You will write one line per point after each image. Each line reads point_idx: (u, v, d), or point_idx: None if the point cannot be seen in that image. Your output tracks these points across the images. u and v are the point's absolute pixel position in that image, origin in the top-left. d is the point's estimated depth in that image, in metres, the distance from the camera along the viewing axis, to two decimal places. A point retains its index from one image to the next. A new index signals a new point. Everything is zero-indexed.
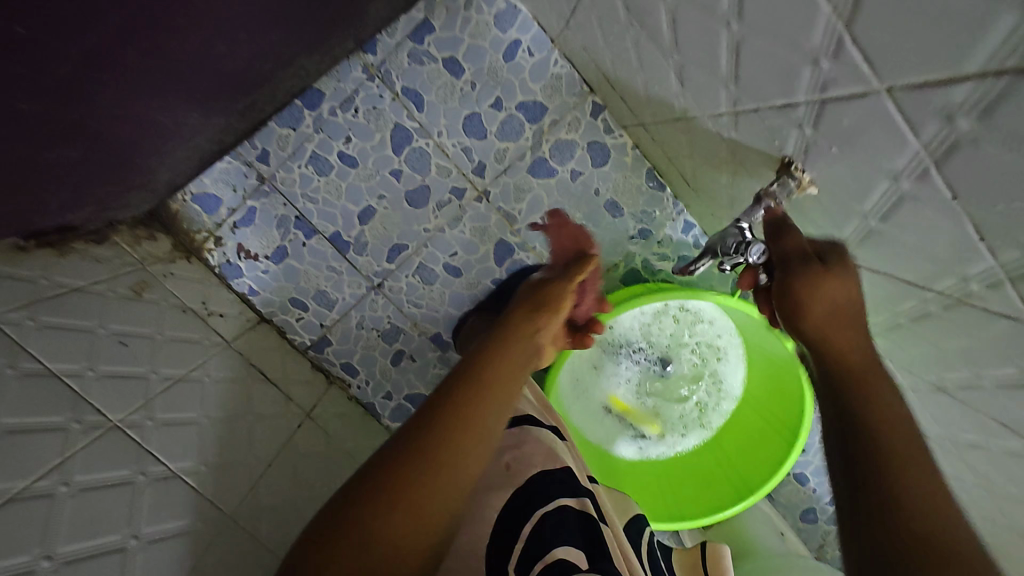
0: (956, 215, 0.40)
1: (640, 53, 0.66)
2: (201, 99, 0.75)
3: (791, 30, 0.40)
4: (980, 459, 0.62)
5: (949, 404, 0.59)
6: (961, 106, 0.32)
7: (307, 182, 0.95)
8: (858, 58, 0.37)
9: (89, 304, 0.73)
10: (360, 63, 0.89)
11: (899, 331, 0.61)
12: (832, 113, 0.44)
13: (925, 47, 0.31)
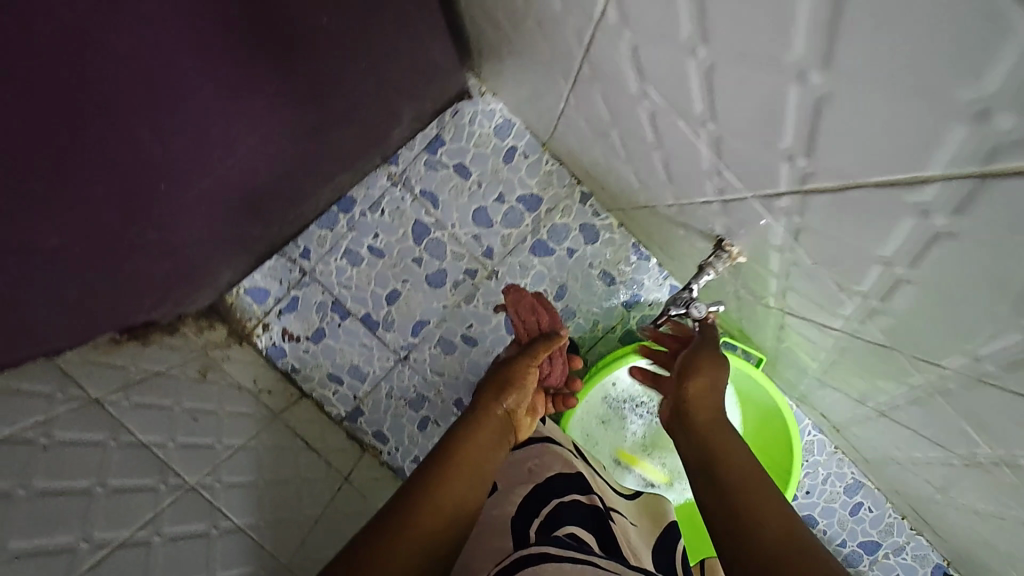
0: (819, 289, 0.50)
1: (605, 160, 0.83)
2: (260, 213, 0.93)
3: (687, 156, 0.53)
4: (939, 476, 0.70)
5: (897, 429, 0.69)
6: (785, 210, 0.46)
7: (342, 272, 1.11)
8: (733, 177, 0.49)
9: (167, 385, 0.87)
10: (385, 172, 1.09)
11: (837, 372, 0.73)
12: (733, 210, 0.54)
13: (758, 170, 0.44)
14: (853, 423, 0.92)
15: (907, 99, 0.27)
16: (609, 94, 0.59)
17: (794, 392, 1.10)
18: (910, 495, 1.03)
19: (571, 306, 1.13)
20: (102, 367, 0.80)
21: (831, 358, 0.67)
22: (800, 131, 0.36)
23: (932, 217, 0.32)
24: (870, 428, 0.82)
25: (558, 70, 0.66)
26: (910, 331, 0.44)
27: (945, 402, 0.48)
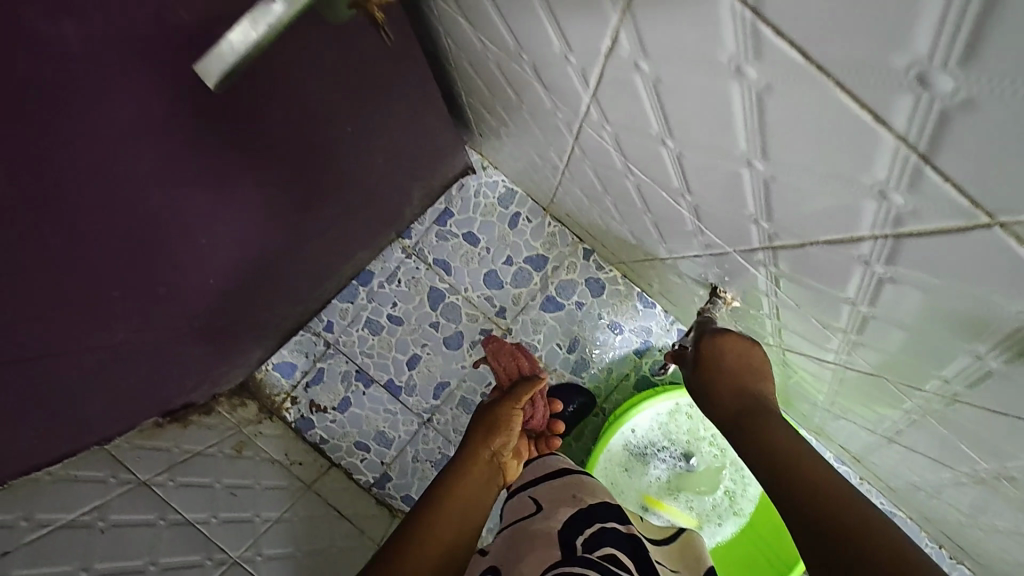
0: (803, 335, 0.53)
1: (602, 222, 0.90)
2: (286, 293, 1.00)
3: (672, 220, 0.58)
4: (957, 497, 0.72)
5: (908, 453, 0.72)
6: (756, 267, 0.49)
7: (364, 341, 1.17)
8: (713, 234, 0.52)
9: (206, 464, 0.91)
10: (400, 246, 1.17)
11: (842, 403, 0.77)
12: (720, 264, 0.58)
13: (734, 228, 0.47)
14: (869, 451, 0.94)
15: (832, 180, 0.30)
16: (593, 170, 0.65)
17: (810, 425, 1.12)
18: (941, 521, 1.02)
19: (584, 358, 1.17)
20: (148, 450, 0.85)
21: (835, 389, 0.71)
22: (756, 203, 0.39)
23: (871, 267, 0.35)
24: (885, 454, 0.85)
25: (548, 149, 0.73)
26: (889, 368, 0.48)
27: (936, 423, 0.52)
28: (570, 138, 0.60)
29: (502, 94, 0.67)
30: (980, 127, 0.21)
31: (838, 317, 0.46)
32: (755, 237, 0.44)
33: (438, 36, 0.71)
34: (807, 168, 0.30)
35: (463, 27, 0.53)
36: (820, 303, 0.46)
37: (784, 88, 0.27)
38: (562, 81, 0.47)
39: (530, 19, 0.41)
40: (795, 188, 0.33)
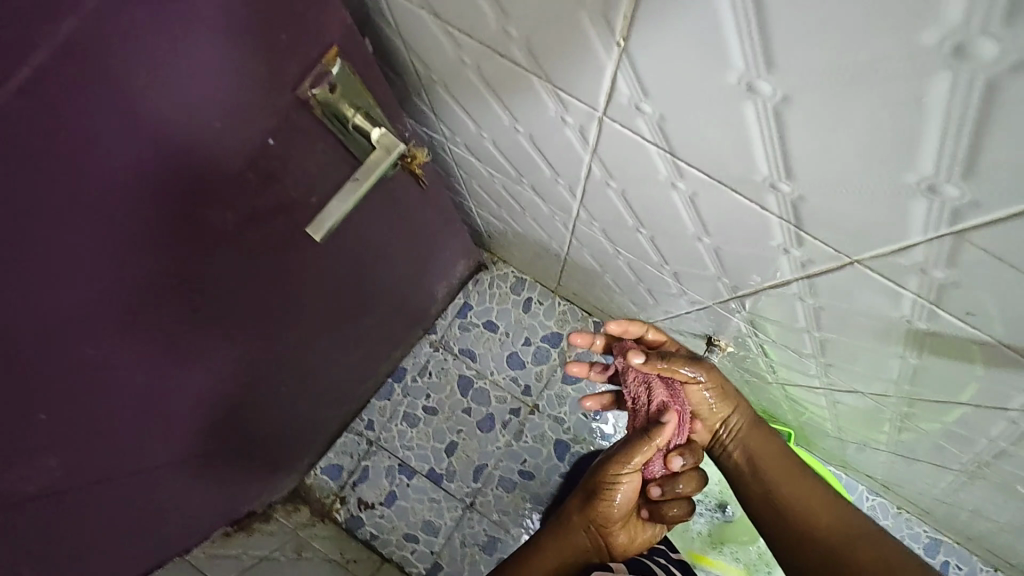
0: (796, 362, 0.63)
1: (605, 296, 1.02)
2: (335, 395, 1.09)
3: (660, 288, 0.70)
4: (975, 502, 0.77)
5: (920, 467, 0.78)
6: (736, 315, 0.60)
7: (403, 435, 1.25)
8: (694, 295, 0.63)
9: (273, 567, 0.96)
10: (427, 341, 1.29)
11: (849, 429, 0.84)
12: (705, 317, 0.70)
13: (708, 289, 0.59)
14: (892, 476, 0.98)
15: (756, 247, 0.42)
16: (592, 257, 0.78)
17: (836, 460, 1.17)
18: (984, 540, 1.04)
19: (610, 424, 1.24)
20: (221, 557, 0.93)
21: (841, 415, 0.78)
22: (715, 266, 0.50)
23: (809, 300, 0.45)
24: (905, 474, 0.90)
25: (552, 243, 0.87)
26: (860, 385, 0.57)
27: (918, 428, 0.60)
28: (567, 233, 0.73)
29: (508, 206, 0.81)
30: (822, 211, 0.32)
31: (807, 346, 0.55)
32: (727, 293, 0.55)
33: (447, 166, 0.87)
34: (738, 239, 0.42)
35: (473, 163, 0.68)
36: (789, 336, 0.56)
37: (703, 192, 0.39)
38: (554, 194, 0.60)
39: (524, 155, 0.55)
40: (732, 254, 0.45)
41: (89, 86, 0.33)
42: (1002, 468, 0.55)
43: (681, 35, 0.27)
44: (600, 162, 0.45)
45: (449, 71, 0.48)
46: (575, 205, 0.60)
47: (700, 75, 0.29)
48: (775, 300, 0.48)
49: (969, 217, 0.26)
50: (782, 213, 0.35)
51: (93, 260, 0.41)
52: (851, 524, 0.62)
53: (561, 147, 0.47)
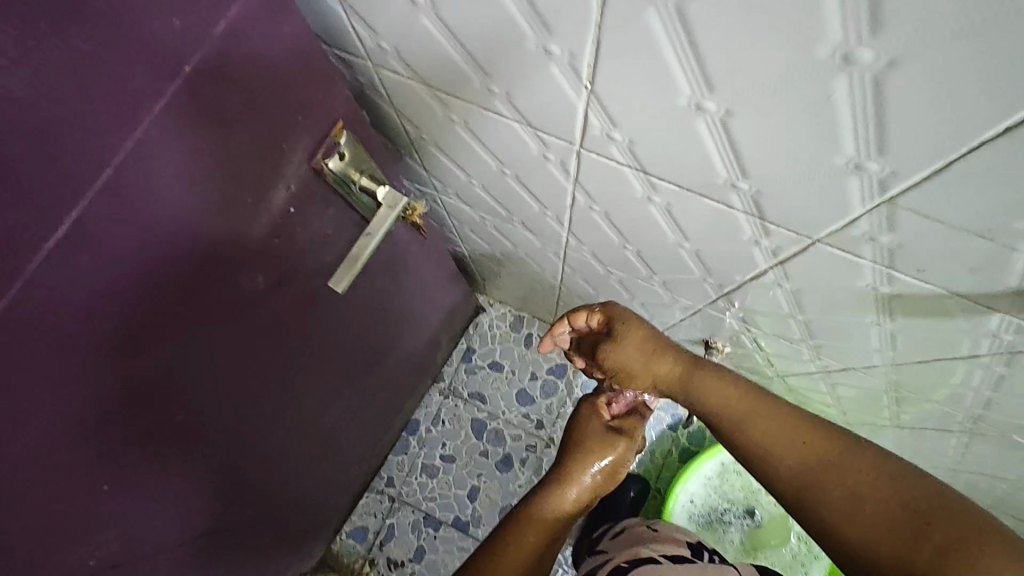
0: (792, 350, 0.68)
1: None
2: (355, 454, 1.11)
3: (654, 300, 0.74)
4: (986, 463, 0.80)
5: (927, 437, 0.81)
6: (728, 313, 0.65)
7: (424, 487, 1.26)
8: (686, 301, 0.68)
9: None
10: (436, 390, 1.31)
11: (854, 412, 0.87)
12: (701, 322, 0.74)
13: (696, 294, 0.63)
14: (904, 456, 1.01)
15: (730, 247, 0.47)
16: (584, 281, 0.83)
17: None
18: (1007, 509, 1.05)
19: None
20: None
21: (841, 398, 0.81)
22: (699, 268, 0.55)
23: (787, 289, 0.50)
24: (915, 449, 0.92)
25: (543, 274, 0.91)
26: (850, 360, 0.61)
27: (910, 394, 0.64)
28: (556, 261, 0.78)
29: (495, 245, 0.86)
30: (779, 202, 0.37)
31: (793, 331, 0.60)
32: (711, 291, 0.60)
33: (438, 216, 0.93)
34: (715, 240, 0.47)
35: (460, 207, 0.73)
36: (775, 323, 0.60)
37: (679, 202, 0.44)
38: (543, 226, 0.65)
39: (513, 195, 0.61)
40: (712, 253, 0.50)
41: (143, 184, 0.40)
42: (996, 419, 0.59)
43: (633, 74, 0.33)
44: (580, 189, 0.51)
45: (437, 128, 0.54)
46: (559, 232, 0.65)
47: (656, 104, 0.35)
48: (755, 290, 0.53)
49: (892, 187, 0.31)
50: (745, 208, 0.40)
51: (140, 341, 0.45)
52: (837, 460, 0.45)
53: (544, 182, 0.53)
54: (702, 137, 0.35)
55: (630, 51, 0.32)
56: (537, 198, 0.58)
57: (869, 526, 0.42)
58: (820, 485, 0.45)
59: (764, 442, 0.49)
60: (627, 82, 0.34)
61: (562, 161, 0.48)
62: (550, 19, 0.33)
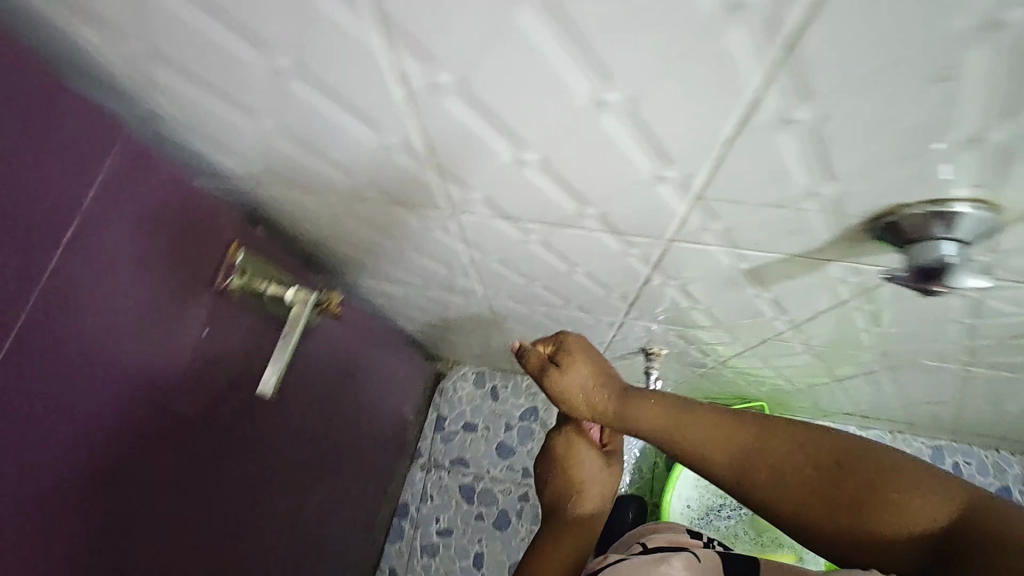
0: (712, 338, 0.73)
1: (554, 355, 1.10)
2: (348, 556, 1.08)
3: (582, 325, 0.79)
4: (922, 391, 0.86)
5: (861, 381, 0.87)
6: (645, 320, 0.70)
7: (428, 568, 1.23)
8: (606, 318, 0.73)
9: None
10: (417, 467, 1.30)
11: (795, 378, 0.93)
12: (629, 333, 0.79)
13: (611, 309, 0.68)
14: (856, 404, 1.07)
15: (610, 261, 0.52)
16: (517, 325, 0.87)
17: (817, 414, 1.23)
18: (961, 426, 1.12)
19: None
20: None
21: (776, 367, 0.87)
22: (600, 286, 0.60)
23: (673, 286, 0.55)
24: (861, 395, 0.98)
25: (480, 329, 0.95)
26: (759, 333, 0.66)
27: (822, 347, 0.69)
28: (486, 313, 0.82)
29: (427, 315, 0.90)
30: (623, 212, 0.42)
31: (703, 320, 0.65)
32: (622, 305, 0.64)
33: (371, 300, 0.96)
34: (596, 259, 0.52)
35: (381, 289, 0.77)
36: (686, 318, 0.66)
37: (553, 234, 0.49)
38: (459, 285, 0.70)
39: (422, 265, 0.65)
40: (602, 272, 0.55)
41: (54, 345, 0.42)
42: (900, 349, 0.64)
43: (469, 142, 0.39)
44: (473, 246, 0.56)
45: (331, 224, 0.58)
46: (476, 287, 0.69)
47: (493, 157, 0.40)
48: (654, 294, 0.58)
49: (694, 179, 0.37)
50: (607, 227, 0.45)
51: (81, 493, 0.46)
52: (760, 447, 0.49)
53: (442, 247, 0.58)
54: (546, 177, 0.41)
55: (457, 126, 0.37)
56: (443, 263, 0.63)
57: (800, 496, 0.48)
58: (756, 472, 0.49)
59: (703, 451, 0.51)
60: (468, 149, 0.40)
61: (449, 225, 0.52)
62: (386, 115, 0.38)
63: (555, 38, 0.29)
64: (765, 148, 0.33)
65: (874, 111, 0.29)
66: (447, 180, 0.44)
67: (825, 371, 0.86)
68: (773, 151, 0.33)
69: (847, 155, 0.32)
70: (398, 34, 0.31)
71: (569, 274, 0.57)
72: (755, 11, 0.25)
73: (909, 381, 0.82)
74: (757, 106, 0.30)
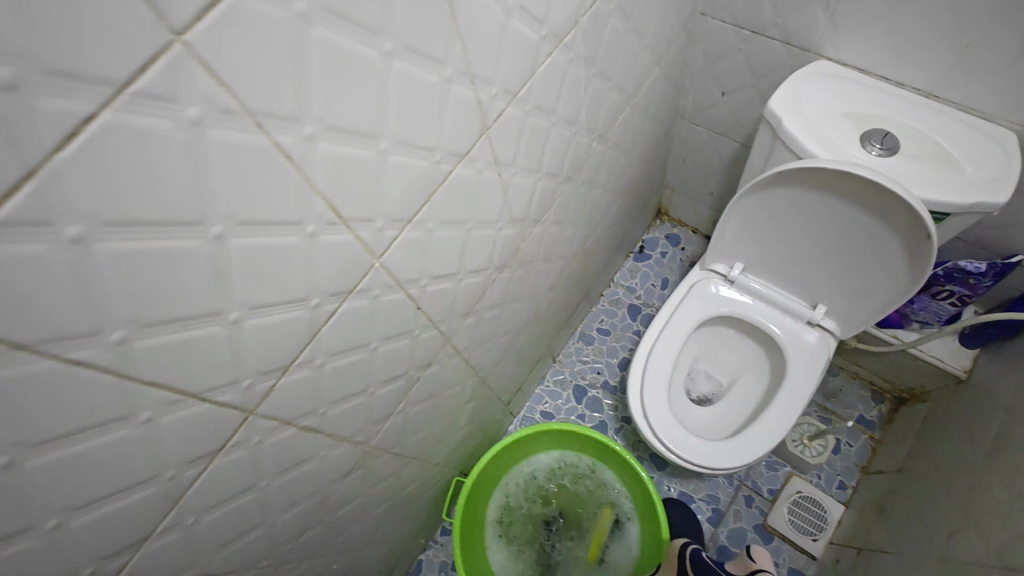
0: (418, 303, 0.71)
1: (371, 489, 0.93)
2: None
3: (353, 399, 0.71)
4: (556, 221, 0.99)
5: (526, 283, 1.04)
6: (368, 338, 0.65)
7: None
8: (348, 370, 0.66)
9: None
10: None
11: (507, 290, 0.97)
12: (382, 366, 0.72)
13: (341, 355, 0.63)
14: (535, 320, 1.22)
15: (290, 295, 0.50)
16: (316, 489, 0.76)
17: (512, 382, 1.34)
18: (576, 297, 1.43)
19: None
20: None
21: (496, 321, 1.01)
22: (292, 329, 0.53)
23: (327, 296, 0.55)
24: (522, 331, 1.19)
25: (316, 538, 0.84)
26: (451, 309, 0.81)
27: (492, 271, 0.87)
28: (304, 496, 0.74)
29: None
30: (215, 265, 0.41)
31: (404, 346, 0.75)
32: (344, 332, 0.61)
33: None
34: (273, 311, 0.49)
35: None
36: (393, 363, 0.74)
37: (195, 333, 0.43)
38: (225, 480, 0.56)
39: (135, 520, 0.49)
40: (261, 358, 0.51)
41: None
42: (512, 173, 0.74)
43: (28, 396, 0.35)
44: (154, 462, 0.47)
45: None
46: (275, 489, 0.66)
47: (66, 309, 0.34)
48: (302, 354, 0.56)
49: (232, 219, 0.40)
50: (273, 231, 0.44)
51: None
52: None
53: (289, 304, 0.50)
54: (38, 446, 0.37)
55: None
56: (312, 317, 0.55)
57: None
58: None
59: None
60: (252, 170, 0.40)
61: (192, 369, 0.45)
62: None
63: (227, 55, 0.34)
64: (321, 83, 0.41)
65: (172, 176, 0.35)
66: (142, 338, 0.39)
67: (517, 259, 0.93)
68: (328, 80, 0.41)
69: (335, 53, 0.40)
70: None
71: (310, 301, 0.53)
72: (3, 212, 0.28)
73: (550, 213, 0.95)
74: (97, 217, 0.33)
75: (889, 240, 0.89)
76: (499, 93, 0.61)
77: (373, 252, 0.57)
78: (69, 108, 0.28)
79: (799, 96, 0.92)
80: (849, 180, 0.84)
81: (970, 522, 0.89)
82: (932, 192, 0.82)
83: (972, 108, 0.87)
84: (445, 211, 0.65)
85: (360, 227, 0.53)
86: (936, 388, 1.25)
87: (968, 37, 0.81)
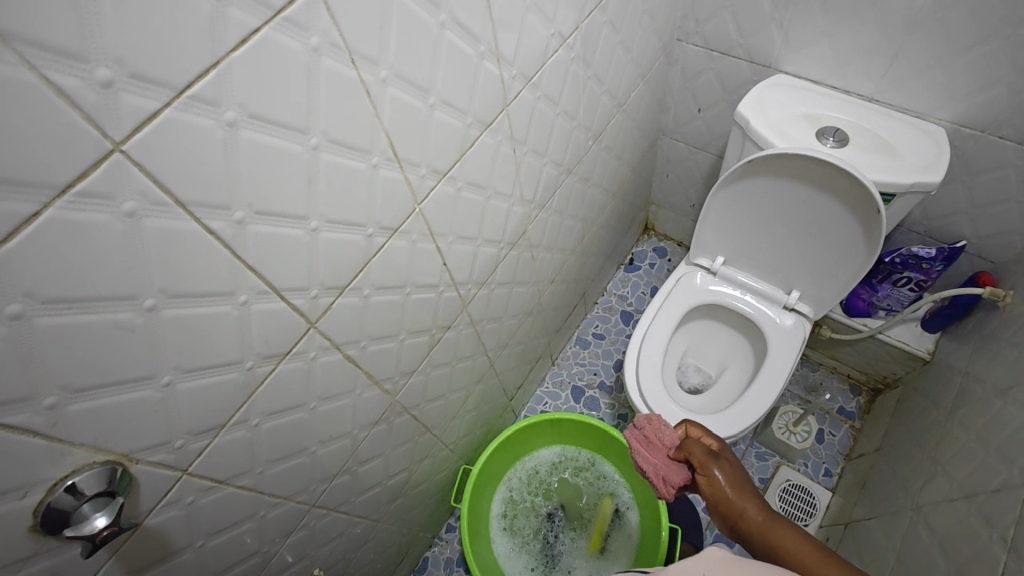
0: (444, 260, 0.82)
1: (392, 451, 0.99)
2: None
3: (388, 343, 0.80)
4: (558, 211, 1.12)
5: (532, 268, 1.15)
6: (404, 282, 0.76)
7: None
8: (388, 309, 0.76)
9: None
10: None
11: (516, 270, 1.08)
12: (413, 314, 0.82)
13: (383, 291, 0.73)
14: (538, 311, 1.33)
15: (355, 219, 0.61)
16: (349, 431, 0.83)
17: (516, 375, 1.43)
18: (573, 299, 1.54)
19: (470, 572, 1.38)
20: None
21: (506, 301, 1.12)
22: (353, 251, 0.63)
23: (380, 230, 0.66)
24: (526, 320, 1.29)
25: (343, 489, 0.91)
26: (470, 274, 0.91)
27: (505, 246, 0.98)
28: (339, 434, 0.81)
29: (293, 523, 0.83)
30: (312, 170, 0.52)
31: (431, 299, 0.85)
32: (389, 269, 0.72)
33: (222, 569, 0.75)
34: (341, 230, 0.60)
35: (255, 523, 0.75)
36: (422, 314, 0.84)
37: (287, 232, 0.54)
38: (284, 387, 0.65)
39: (219, 402, 0.57)
40: (326, 271, 0.61)
41: None
42: (525, 152, 0.87)
43: (176, 249, 0.45)
44: (240, 345, 0.56)
45: (118, 426, 0.49)
46: (320, 415, 0.74)
47: (213, 181, 0.45)
48: (355, 278, 0.66)
49: (328, 135, 0.52)
50: (349, 155, 0.56)
51: None
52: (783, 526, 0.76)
53: (352, 226, 0.61)
54: (171, 299, 0.47)
55: (154, 253, 0.43)
56: (367, 245, 0.65)
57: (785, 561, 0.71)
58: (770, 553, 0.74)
59: (704, 473, 0.87)
60: (345, 98, 0.52)
61: (279, 266, 0.55)
62: (98, 298, 0.42)
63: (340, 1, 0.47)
64: (397, 37, 0.54)
65: (294, 89, 0.47)
66: (254, 223, 0.50)
67: (526, 240, 1.05)
68: (401, 36, 0.54)
69: (408, 16, 0.54)
70: (127, 106, 0.37)
71: (367, 229, 0.64)
72: (195, 89, 0.40)
73: (554, 201, 1.08)
74: (246, 108, 0.44)
75: (848, 220, 1.02)
76: (517, 75, 0.75)
77: (416, 198, 0.69)
78: (245, 22, 0.41)
79: (763, 102, 1.09)
80: (809, 163, 0.98)
81: (939, 469, 0.98)
82: (879, 175, 0.96)
83: (906, 109, 1.04)
84: (471, 173, 0.77)
85: (409, 169, 0.65)
86: (906, 372, 1.36)
87: (895, 47, 0.99)
